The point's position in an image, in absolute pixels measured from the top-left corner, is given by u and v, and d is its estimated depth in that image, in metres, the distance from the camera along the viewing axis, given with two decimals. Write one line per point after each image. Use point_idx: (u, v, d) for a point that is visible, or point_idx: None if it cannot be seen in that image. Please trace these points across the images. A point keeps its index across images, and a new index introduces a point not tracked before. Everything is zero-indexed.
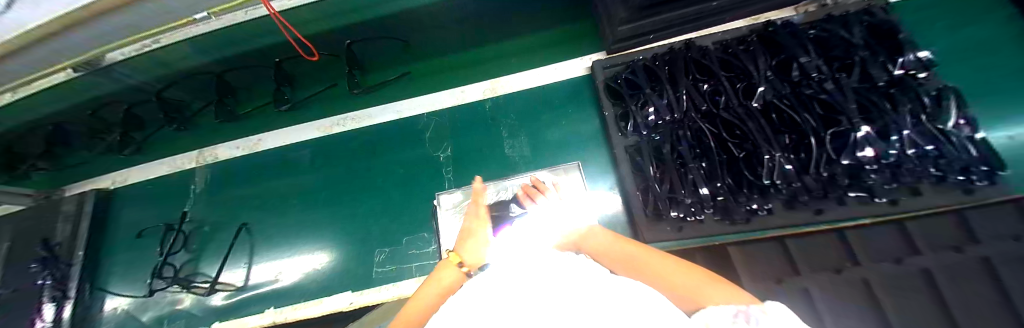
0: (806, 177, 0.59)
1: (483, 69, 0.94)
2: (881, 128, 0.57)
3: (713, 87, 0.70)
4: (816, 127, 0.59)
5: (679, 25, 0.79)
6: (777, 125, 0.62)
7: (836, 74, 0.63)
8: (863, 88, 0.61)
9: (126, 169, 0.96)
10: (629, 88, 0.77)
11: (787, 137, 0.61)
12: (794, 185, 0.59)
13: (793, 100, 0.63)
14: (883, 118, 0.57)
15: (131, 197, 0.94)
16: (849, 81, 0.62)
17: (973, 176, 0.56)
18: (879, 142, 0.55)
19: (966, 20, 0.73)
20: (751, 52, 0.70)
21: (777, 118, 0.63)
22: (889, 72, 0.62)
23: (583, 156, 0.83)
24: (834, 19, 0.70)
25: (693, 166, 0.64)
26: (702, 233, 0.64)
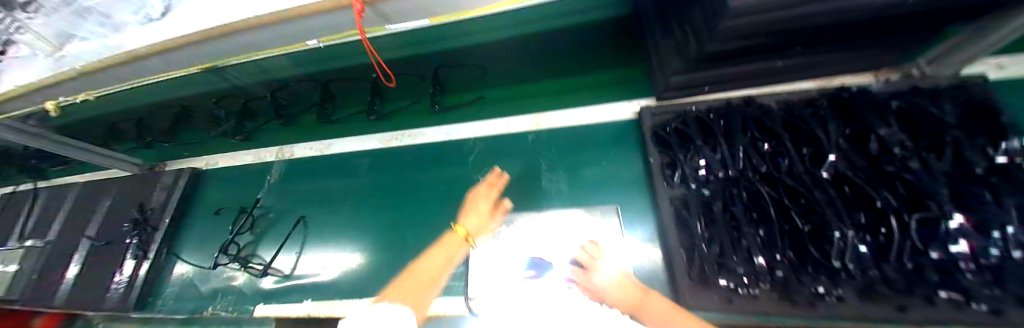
0: (886, 266, 0.46)
1: (539, 101, 0.94)
2: (979, 220, 0.44)
3: (774, 147, 0.59)
4: (898, 207, 0.47)
5: (746, 81, 0.70)
6: (850, 200, 0.50)
7: (923, 153, 0.51)
8: (957, 172, 0.48)
9: (216, 156, 1.26)
10: (679, 139, 0.69)
11: (864, 215, 0.48)
12: (869, 272, 0.46)
13: (870, 174, 0.51)
14: (981, 208, 0.44)
15: (215, 181, 1.20)
16: (940, 163, 0.50)
17: None
18: (977, 238, 0.43)
19: None
20: (819, 117, 0.59)
21: (851, 192, 0.51)
22: (988, 157, 0.49)
23: (621, 200, 0.72)
24: (920, 92, 0.59)
25: (745, 233, 0.53)
26: (754, 310, 0.50)
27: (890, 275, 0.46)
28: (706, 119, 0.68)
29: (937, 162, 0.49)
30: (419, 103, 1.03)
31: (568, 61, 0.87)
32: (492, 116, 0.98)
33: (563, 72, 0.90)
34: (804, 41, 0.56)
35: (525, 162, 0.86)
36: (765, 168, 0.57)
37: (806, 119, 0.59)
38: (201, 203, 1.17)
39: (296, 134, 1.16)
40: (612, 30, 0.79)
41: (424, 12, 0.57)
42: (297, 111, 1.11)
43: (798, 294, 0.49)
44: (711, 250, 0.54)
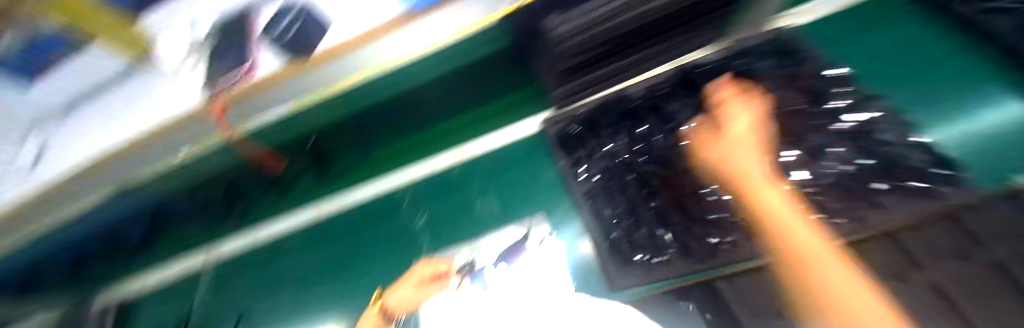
0: None
1: (451, 136, 0.91)
2: (809, 149, 0.57)
3: (647, 130, 0.72)
4: (746, 155, 0.59)
5: (608, 81, 0.74)
6: (713, 158, 0.62)
7: (759, 102, 0.62)
8: (783, 113, 0.61)
9: (131, 280, 1.05)
10: (576, 138, 0.78)
11: (725, 168, 0.60)
12: (741, 215, 0.57)
13: (722, 133, 0.63)
14: (807, 140, 0.58)
15: (146, 303, 1.02)
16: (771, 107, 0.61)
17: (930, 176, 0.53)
18: (808, 166, 0.56)
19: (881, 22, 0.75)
20: (675, 95, 0.72)
21: (711, 152, 0.63)
22: (806, 93, 0.63)
23: (549, 206, 0.81)
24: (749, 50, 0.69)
25: (641, 210, 0.65)
26: (675, 272, 0.59)
27: None
28: (592, 116, 0.77)
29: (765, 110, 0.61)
30: (307, 173, 0.92)
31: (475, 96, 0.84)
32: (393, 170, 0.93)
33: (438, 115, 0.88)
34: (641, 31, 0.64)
35: (462, 199, 0.88)
36: (647, 149, 0.69)
37: (664, 99, 0.72)
38: None
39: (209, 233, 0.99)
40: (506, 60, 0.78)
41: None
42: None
43: (693, 249, 0.59)
44: (623, 228, 0.66)
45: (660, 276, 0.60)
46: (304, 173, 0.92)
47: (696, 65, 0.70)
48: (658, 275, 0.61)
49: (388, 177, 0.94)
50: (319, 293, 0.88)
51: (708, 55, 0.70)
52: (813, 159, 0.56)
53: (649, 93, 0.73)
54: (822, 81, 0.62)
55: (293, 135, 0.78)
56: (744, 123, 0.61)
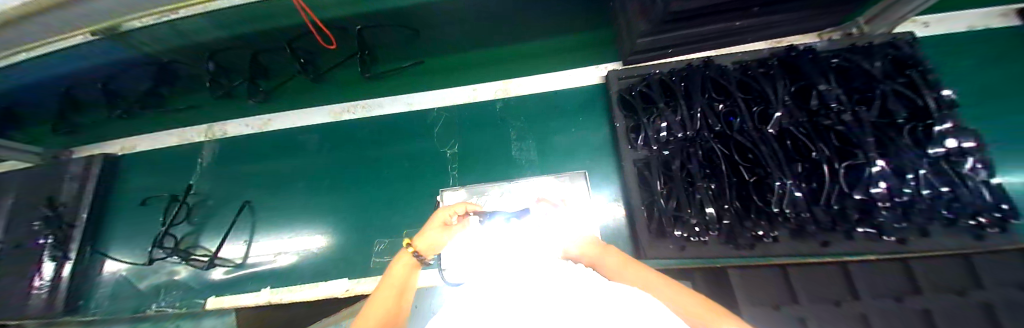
0: (816, 207, 0.55)
1: (503, 67, 0.85)
2: (897, 165, 0.54)
3: (728, 107, 0.66)
4: (830, 157, 0.55)
5: (703, 42, 0.72)
6: (791, 153, 0.58)
7: (856, 106, 0.58)
8: (881, 123, 0.57)
9: (132, 138, 1.00)
10: (642, 102, 0.73)
11: (800, 166, 0.57)
12: (803, 215, 0.55)
13: (809, 128, 0.59)
14: (899, 155, 0.54)
15: (139, 166, 0.97)
16: (867, 114, 0.57)
17: (984, 221, 0.55)
18: (892, 182, 0.53)
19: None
20: (769, 77, 0.65)
21: (792, 145, 0.59)
22: (914, 105, 0.57)
23: (590, 164, 0.77)
24: (855, 50, 0.65)
25: (699, 188, 0.62)
26: (703, 255, 0.62)
27: (819, 221, 0.56)
28: (668, 81, 0.72)
29: (867, 115, 0.57)
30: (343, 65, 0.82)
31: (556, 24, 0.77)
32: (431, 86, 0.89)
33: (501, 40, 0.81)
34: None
35: (498, 138, 0.82)
36: (722, 129, 0.64)
37: (757, 79, 0.65)
38: (125, 196, 0.95)
39: (221, 112, 0.96)
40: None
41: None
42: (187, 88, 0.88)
43: (738, 234, 0.60)
44: (671, 201, 0.64)
45: (694, 253, 0.63)
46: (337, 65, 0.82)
47: (796, 52, 0.66)
48: (692, 251, 0.63)
49: (426, 95, 0.90)
50: (334, 197, 0.85)
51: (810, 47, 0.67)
52: (896, 176, 0.54)
53: (738, 70, 0.69)
54: (933, 98, 0.57)
55: (336, 17, 0.68)
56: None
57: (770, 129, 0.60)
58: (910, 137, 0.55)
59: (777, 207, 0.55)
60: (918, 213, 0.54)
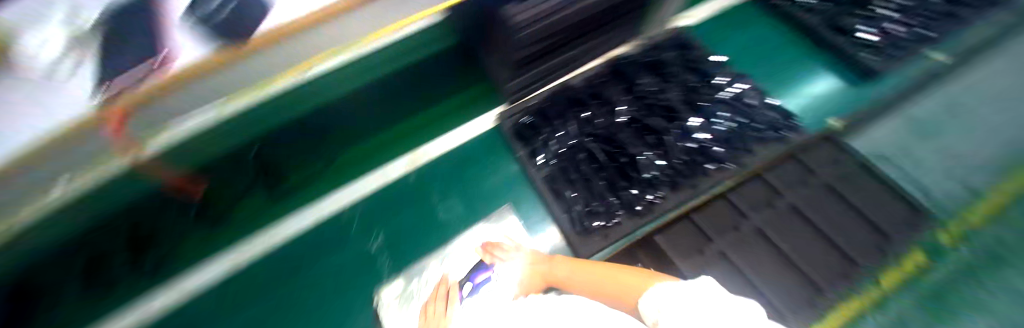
0: (674, 162, 0.75)
1: (402, 143, 0.91)
2: (704, 116, 0.78)
3: (590, 114, 0.83)
4: (665, 126, 0.77)
5: (557, 74, 0.87)
6: (642, 131, 0.78)
7: (665, 85, 0.82)
8: (683, 90, 0.81)
9: None
10: (531, 130, 0.87)
11: (651, 138, 0.77)
12: (667, 172, 0.74)
13: (648, 111, 0.79)
14: (702, 109, 0.78)
15: None
16: (674, 88, 0.81)
17: (778, 130, 0.77)
18: (706, 129, 0.77)
19: (732, 29, 1.04)
20: (608, 82, 0.85)
21: (640, 126, 0.79)
22: (698, 71, 0.83)
23: (512, 199, 0.85)
24: (654, 46, 0.87)
25: (597, 181, 0.77)
26: (622, 233, 0.75)
27: (681, 172, 0.74)
28: (543, 108, 0.88)
29: (673, 90, 0.81)
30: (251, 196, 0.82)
31: (428, 89, 0.89)
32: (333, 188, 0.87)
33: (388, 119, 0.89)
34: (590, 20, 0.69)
35: (421, 211, 0.85)
36: (593, 131, 0.81)
37: (601, 87, 0.84)
38: None
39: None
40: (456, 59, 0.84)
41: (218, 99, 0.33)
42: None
43: (635, 203, 0.75)
44: (581, 199, 0.77)
45: (618, 235, 0.75)
46: (243, 201, 0.82)
47: (620, 58, 0.86)
48: (614, 233, 0.75)
49: (329, 199, 0.86)
50: None
51: (626, 51, 0.87)
52: (707, 123, 0.78)
53: (587, 83, 0.86)
54: (705, 65, 0.84)
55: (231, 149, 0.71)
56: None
57: (622, 120, 0.80)
58: (702, 94, 0.80)
59: (648, 173, 0.74)
60: (733, 142, 0.76)
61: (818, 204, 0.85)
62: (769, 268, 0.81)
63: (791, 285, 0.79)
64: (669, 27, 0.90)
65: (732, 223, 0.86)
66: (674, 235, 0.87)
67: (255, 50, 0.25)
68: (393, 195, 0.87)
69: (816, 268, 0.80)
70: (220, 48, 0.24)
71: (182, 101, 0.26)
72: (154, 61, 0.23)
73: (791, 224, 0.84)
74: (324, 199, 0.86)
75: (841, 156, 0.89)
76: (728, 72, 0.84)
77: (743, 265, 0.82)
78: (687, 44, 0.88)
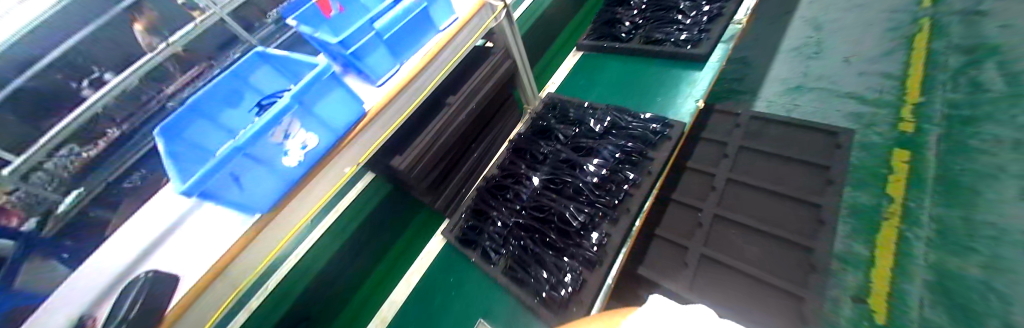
0: (597, 201, 0.79)
1: (374, 301, 0.95)
2: (599, 152, 0.86)
3: (512, 193, 0.90)
4: (573, 175, 0.85)
5: (473, 177, 1.00)
6: (558, 187, 0.85)
7: (559, 143, 0.93)
8: (573, 140, 0.92)
9: None
10: (473, 232, 0.91)
11: (567, 190, 0.84)
12: (595, 213, 0.78)
13: (555, 169, 0.88)
14: (595, 146, 0.87)
15: None
16: (566, 142, 0.92)
17: (664, 130, 0.85)
18: (605, 161, 0.84)
19: (589, 76, 1.25)
20: (514, 163, 0.96)
21: (554, 184, 0.86)
22: (579, 120, 0.96)
23: (486, 308, 0.83)
24: (537, 118, 1.03)
25: (545, 251, 0.79)
26: (594, 290, 0.71)
27: (607, 206, 0.78)
28: (474, 208, 0.94)
29: (566, 142, 0.92)
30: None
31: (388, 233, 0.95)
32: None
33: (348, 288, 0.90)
34: (461, 137, 0.90)
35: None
36: (520, 207, 0.87)
37: (509, 168, 0.95)
38: None
39: None
40: (392, 205, 0.95)
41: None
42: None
43: (587, 254, 0.74)
44: (540, 276, 0.77)
45: (591, 294, 0.71)
46: None
47: (516, 140, 1.00)
48: (585, 294, 0.71)
49: None
50: None
51: (518, 133, 1.03)
52: (605, 156, 0.85)
53: (499, 172, 0.96)
54: (582, 112, 0.97)
55: None
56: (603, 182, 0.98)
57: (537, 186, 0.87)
58: (589, 136, 0.91)
59: (579, 222, 0.77)
60: (634, 159, 0.83)
61: (749, 168, 0.88)
62: (753, 249, 0.77)
63: (785, 252, 0.75)
64: (542, 99, 1.10)
65: (694, 224, 0.85)
66: (652, 262, 0.84)
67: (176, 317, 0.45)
68: None
69: (791, 223, 0.77)
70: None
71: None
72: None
73: (743, 196, 0.85)
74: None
75: (737, 119, 0.97)
76: (602, 107, 0.97)
77: (729, 257, 0.78)
78: (561, 105, 1.04)
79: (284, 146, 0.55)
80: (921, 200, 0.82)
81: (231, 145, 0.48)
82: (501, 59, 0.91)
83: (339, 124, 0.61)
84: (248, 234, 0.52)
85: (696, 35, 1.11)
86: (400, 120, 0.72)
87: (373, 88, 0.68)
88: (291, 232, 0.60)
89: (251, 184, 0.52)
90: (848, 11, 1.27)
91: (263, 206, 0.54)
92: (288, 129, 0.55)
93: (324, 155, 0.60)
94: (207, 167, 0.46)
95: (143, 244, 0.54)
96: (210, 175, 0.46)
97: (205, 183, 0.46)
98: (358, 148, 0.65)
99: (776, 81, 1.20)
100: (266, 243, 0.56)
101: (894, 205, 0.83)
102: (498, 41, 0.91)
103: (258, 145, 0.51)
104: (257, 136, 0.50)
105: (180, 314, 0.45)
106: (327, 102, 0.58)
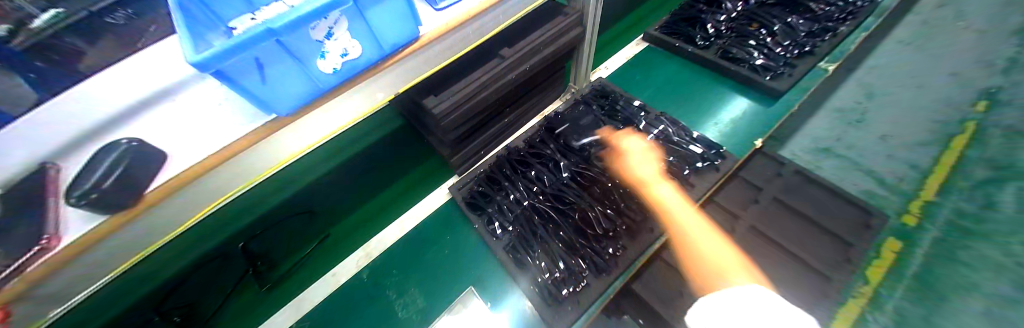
0: (622, 210, 0.76)
1: (360, 229, 0.90)
2: None
3: (536, 172, 0.84)
4: (604, 175, 0.80)
5: (494, 142, 0.93)
6: (586, 182, 0.80)
7: (598, 137, 0.86)
8: (613, 138, 0.86)
9: None
10: (483, 198, 0.86)
11: (594, 188, 0.79)
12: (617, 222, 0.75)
13: (587, 162, 0.83)
14: None
15: None
16: (605, 138, 0.86)
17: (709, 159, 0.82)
18: None
19: (643, 69, 1.16)
20: (544, 141, 0.89)
21: (583, 178, 0.81)
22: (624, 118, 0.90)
23: (477, 276, 0.80)
24: (581, 101, 0.95)
25: (556, 242, 0.76)
26: (595, 296, 0.71)
27: (631, 218, 0.75)
28: (491, 173, 0.88)
29: (605, 137, 0.86)
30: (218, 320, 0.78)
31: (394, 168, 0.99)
32: (285, 299, 0.80)
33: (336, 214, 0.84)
34: (503, 99, 0.82)
35: (379, 307, 0.78)
36: (541, 189, 0.82)
37: (538, 146, 0.88)
38: None
39: None
40: None
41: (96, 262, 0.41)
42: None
43: (598, 260, 0.72)
44: (544, 266, 0.74)
45: (589, 298, 0.70)
46: (230, 299, 0.80)
47: (552, 117, 0.92)
48: (585, 298, 0.70)
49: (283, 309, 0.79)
50: None
51: (557, 110, 0.95)
52: (643, 166, 0.80)
53: (527, 145, 0.90)
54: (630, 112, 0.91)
55: None
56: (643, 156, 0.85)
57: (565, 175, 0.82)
58: (631, 139, 0.85)
59: (600, 226, 0.74)
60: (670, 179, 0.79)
61: (774, 220, 0.86)
62: None
63: None
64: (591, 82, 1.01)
65: None
66: None
67: (151, 204, 0.36)
68: (348, 299, 0.80)
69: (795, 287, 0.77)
70: (112, 214, 0.34)
71: (64, 275, 0.33)
72: (41, 243, 0.31)
73: (757, 246, 0.83)
74: (269, 317, 0.78)
75: (781, 167, 0.93)
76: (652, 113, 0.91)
77: None
78: (611, 95, 0.96)
79: (323, 47, 0.44)
80: (891, 290, 0.85)
81: (262, 24, 0.37)
82: (570, 26, 0.79)
83: (391, 39, 0.49)
84: (258, 136, 0.43)
85: (780, 67, 1.03)
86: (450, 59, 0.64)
87: (432, 11, 0.58)
88: (305, 148, 0.50)
89: (275, 79, 0.42)
90: (916, 78, 1.19)
91: (284, 107, 0.44)
92: (332, 27, 0.44)
93: (365, 71, 0.50)
94: (230, 44, 0.35)
95: (138, 100, 0.45)
96: (233, 55, 0.36)
97: (223, 63, 0.36)
98: (402, 76, 0.56)
99: (805, 137, 1.13)
100: (275, 151, 0.46)
101: (867, 287, 0.87)
102: (575, 5, 0.79)
103: (295, 36, 0.41)
104: (298, 24, 0.40)
105: (159, 200, 0.37)
106: (383, 10, 0.47)
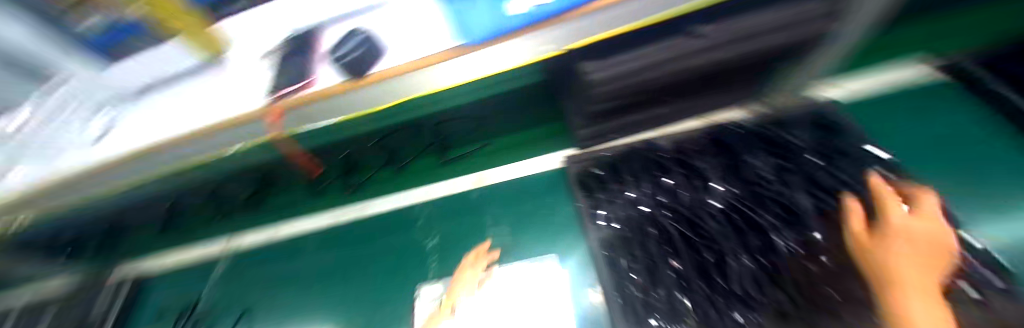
0: (783, 281, 0.54)
1: (490, 158, 0.97)
2: (843, 229, 0.55)
3: (674, 183, 0.70)
4: (771, 223, 0.58)
5: (639, 127, 0.79)
6: (740, 223, 0.61)
7: (788, 175, 0.63)
8: (813, 185, 0.60)
9: (174, 255, 1.21)
10: (597, 183, 0.79)
11: (750, 234, 0.59)
12: (766, 293, 0.54)
13: (753, 198, 0.62)
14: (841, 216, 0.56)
15: (177, 282, 1.15)
16: (800, 180, 0.62)
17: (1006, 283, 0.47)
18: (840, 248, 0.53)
19: (922, 103, 0.76)
20: (701, 153, 0.71)
21: (741, 217, 0.62)
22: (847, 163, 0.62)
23: (562, 248, 0.79)
24: (779, 122, 0.71)
25: (665, 267, 0.63)
26: None
27: (795, 297, 0.52)
28: (618, 162, 0.79)
29: (800, 184, 0.61)
30: (376, 173, 1.05)
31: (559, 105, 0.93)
32: (419, 182, 1.02)
33: (491, 134, 0.95)
34: (681, 88, 0.65)
35: (467, 235, 0.89)
36: (669, 202, 0.69)
37: (691, 156, 0.71)
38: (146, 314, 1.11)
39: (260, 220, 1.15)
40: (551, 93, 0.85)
41: (337, 109, 0.61)
42: (225, 205, 1.14)
43: (711, 318, 0.56)
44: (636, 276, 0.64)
45: None
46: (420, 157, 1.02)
47: (725, 130, 0.74)
48: None
49: (414, 188, 1.02)
50: (336, 285, 0.95)
51: (739, 122, 0.74)
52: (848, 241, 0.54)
53: (675, 150, 0.75)
54: (860, 159, 0.62)
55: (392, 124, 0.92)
56: (924, 226, 0.49)
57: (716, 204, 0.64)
58: (848, 195, 0.57)
59: (735, 282, 0.56)
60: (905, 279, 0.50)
61: None
62: None
63: None
64: (805, 101, 0.73)
65: None
66: None
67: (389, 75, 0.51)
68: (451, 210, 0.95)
69: None
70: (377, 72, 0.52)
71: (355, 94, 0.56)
72: (347, 76, 0.54)
73: None
74: (406, 190, 1.03)
75: None
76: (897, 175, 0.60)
77: None
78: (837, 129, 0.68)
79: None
80: None
81: None
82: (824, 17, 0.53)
83: None
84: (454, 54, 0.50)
85: None
86: (629, 25, 0.52)
87: None
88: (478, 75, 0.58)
89: None
90: None
91: (474, 36, 0.48)
92: None
93: (537, 20, 0.46)
94: None
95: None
96: None
97: None
98: (566, 32, 0.50)
99: None
100: (456, 70, 0.54)
101: None
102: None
103: None
104: None
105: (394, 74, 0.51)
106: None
